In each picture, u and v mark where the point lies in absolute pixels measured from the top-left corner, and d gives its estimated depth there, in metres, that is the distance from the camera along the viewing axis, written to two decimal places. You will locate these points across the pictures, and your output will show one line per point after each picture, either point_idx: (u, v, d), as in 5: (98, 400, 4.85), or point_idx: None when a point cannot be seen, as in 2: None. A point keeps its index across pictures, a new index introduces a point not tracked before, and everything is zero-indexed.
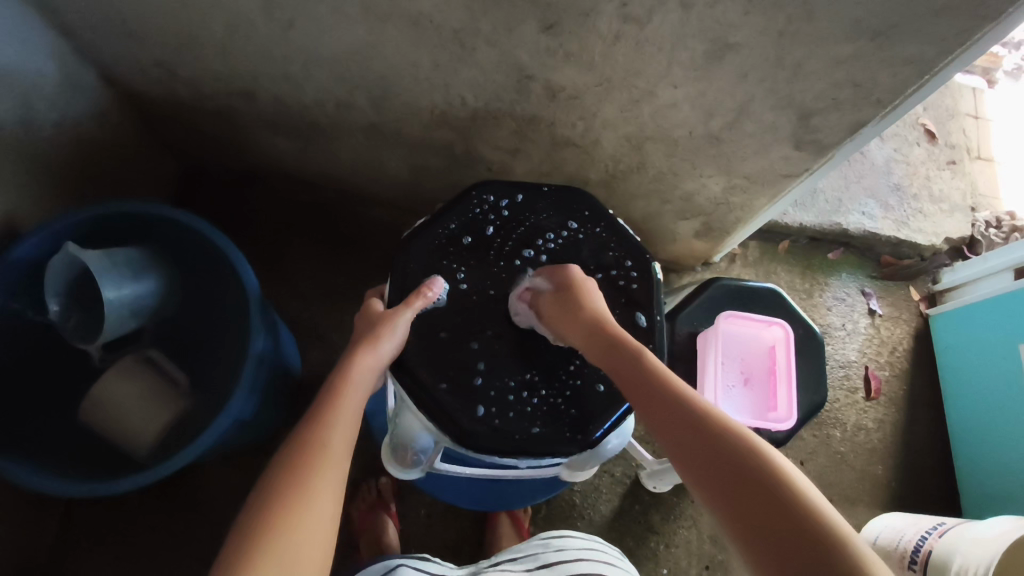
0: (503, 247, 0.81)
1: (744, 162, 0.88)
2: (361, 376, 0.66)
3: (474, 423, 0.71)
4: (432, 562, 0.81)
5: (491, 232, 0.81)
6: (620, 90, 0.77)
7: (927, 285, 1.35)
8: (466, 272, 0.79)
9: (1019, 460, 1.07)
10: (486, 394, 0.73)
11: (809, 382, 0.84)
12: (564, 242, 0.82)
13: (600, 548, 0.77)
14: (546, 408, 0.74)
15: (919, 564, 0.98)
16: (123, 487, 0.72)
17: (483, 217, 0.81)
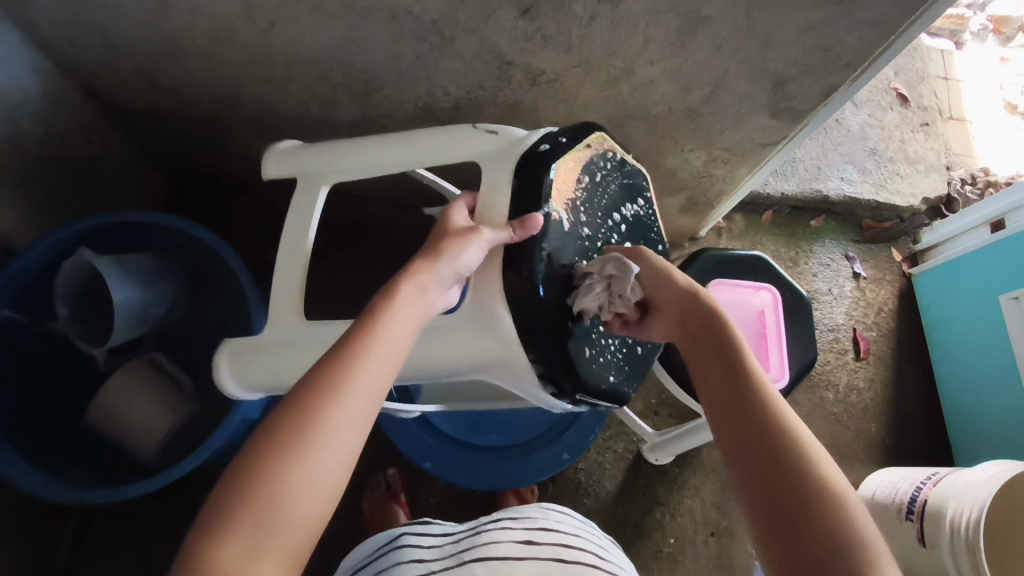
0: (601, 202, 0.74)
1: (724, 134, 0.90)
2: (402, 311, 0.55)
3: (586, 366, 0.68)
4: (434, 526, 0.83)
5: (597, 179, 0.73)
6: (600, 71, 0.79)
7: (907, 246, 1.38)
8: (583, 216, 0.71)
9: (1005, 407, 1.11)
10: (587, 335, 0.69)
11: (797, 345, 0.86)
12: (632, 215, 0.78)
13: (594, 532, 0.79)
14: (614, 358, 0.73)
15: (914, 513, 1.01)
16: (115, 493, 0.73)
17: (596, 162, 0.73)
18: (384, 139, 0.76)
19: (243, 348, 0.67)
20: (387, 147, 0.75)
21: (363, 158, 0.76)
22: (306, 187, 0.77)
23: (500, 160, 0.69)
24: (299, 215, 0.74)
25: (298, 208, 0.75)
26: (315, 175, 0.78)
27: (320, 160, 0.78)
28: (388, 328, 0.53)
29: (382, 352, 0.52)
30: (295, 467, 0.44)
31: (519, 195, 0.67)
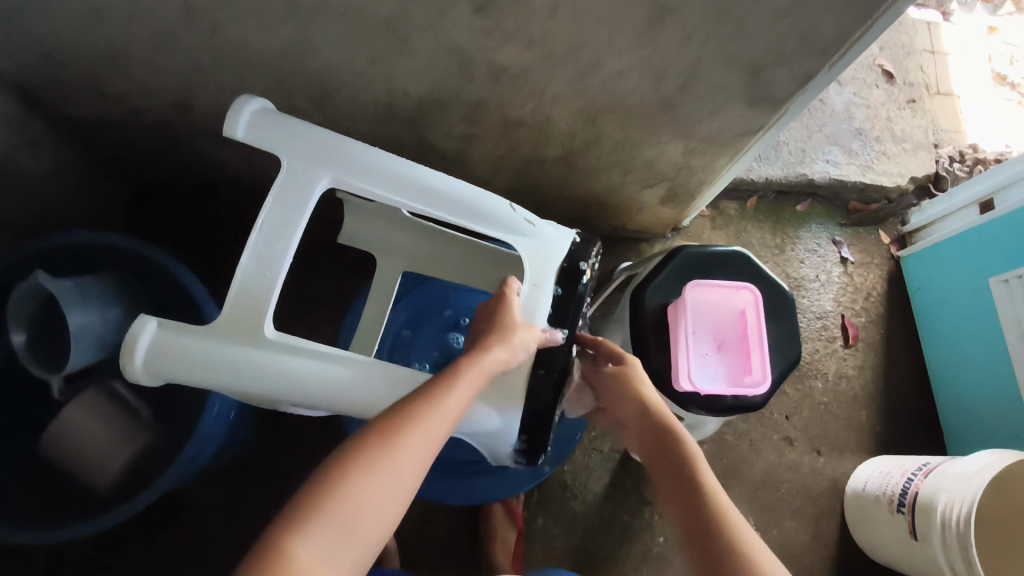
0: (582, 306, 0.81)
1: (700, 125, 0.86)
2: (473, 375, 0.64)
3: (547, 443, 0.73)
4: None
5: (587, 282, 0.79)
6: (566, 65, 0.74)
7: (895, 227, 1.35)
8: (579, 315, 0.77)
9: (997, 392, 1.09)
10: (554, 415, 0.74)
11: (779, 341, 0.84)
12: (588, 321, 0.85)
13: None
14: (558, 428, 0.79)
15: (905, 506, 1.00)
16: (44, 538, 0.70)
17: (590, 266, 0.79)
18: (397, 168, 0.71)
19: (170, 332, 0.62)
20: (398, 183, 0.71)
21: (367, 175, 0.70)
22: (297, 178, 0.69)
23: (541, 264, 0.75)
24: (289, 217, 0.68)
25: (289, 208, 0.68)
26: (311, 163, 0.69)
27: (320, 149, 0.70)
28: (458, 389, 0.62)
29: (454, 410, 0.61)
30: (364, 492, 0.55)
31: (554, 311, 0.74)
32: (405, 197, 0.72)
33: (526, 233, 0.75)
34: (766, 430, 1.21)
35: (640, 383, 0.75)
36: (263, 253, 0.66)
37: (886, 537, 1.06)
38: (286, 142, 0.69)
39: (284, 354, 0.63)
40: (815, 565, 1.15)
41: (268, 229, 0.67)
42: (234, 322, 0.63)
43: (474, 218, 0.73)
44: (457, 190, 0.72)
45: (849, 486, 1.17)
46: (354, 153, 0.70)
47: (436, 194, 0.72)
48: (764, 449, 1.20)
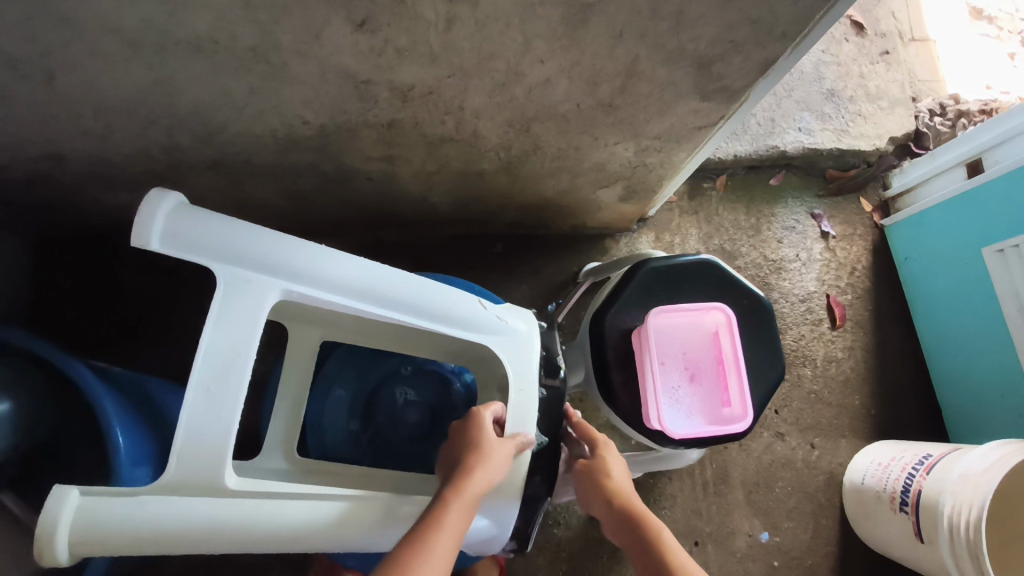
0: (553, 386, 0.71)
1: (650, 124, 0.75)
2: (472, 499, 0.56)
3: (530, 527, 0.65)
4: None
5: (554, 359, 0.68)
6: (482, 77, 0.63)
7: (877, 193, 1.25)
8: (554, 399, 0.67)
9: (997, 369, 1.01)
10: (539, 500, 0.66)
11: (753, 364, 0.75)
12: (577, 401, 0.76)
13: None
14: None
15: (908, 505, 0.93)
16: None
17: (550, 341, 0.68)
18: (365, 272, 0.55)
19: (101, 503, 0.48)
20: (370, 292, 0.55)
21: (329, 283, 0.54)
22: (243, 291, 0.51)
23: (519, 361, 0.63)
24: (238, 344, 0.50)
25: (234, 335, 0.50)
26: (258, 272, 0.51)
27: (268, 251, 0.52)
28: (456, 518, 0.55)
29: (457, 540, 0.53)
30: None
31: (542, 412, 0.64)
32: (377, 304, 0.56)
33: (497, 328, 0.62)
34: (756, 428, 1.12)
35: (612, 467, 0.73)
36: (212, 392, 0.49)
37: (891, 535, 0.99)
38: (223, 245, 0.51)
39: (250, 514, 0.50)
40: (818, 565, 1.08)
41: (217, 365, 0.49)
42: (178, 481, 0.49)
43: (451, 322, 0.60)
44: (431, 294, 0.59)
45: (846, 479, 1.09)
46: (308, 256, 0.53)
47: (411, 300, 0.57)
48: (756, 448, 1.11)
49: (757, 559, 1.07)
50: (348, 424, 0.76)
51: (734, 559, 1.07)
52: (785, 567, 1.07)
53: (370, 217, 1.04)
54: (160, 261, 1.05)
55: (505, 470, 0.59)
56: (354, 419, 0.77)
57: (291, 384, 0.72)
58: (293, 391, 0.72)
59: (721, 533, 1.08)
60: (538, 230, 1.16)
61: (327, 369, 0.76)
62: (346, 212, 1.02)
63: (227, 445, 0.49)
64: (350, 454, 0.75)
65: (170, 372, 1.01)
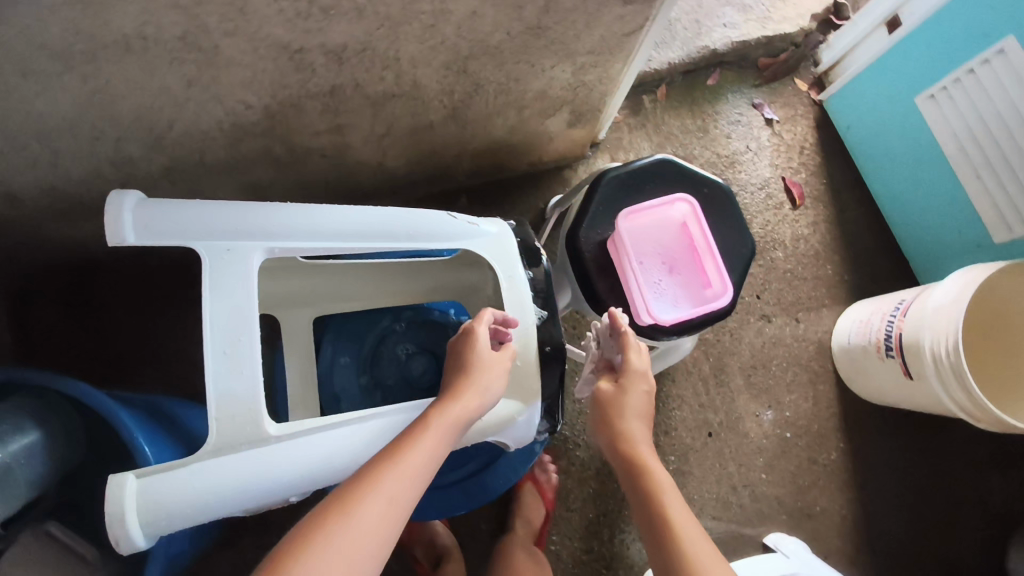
0: None
1: (581, 39, 0.77)
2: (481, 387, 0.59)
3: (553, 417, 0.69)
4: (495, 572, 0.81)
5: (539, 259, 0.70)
6: (411, 22, 0.64)
7: (809, 71, 1.29)
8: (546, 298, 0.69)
9: (948, 208, 1.07)
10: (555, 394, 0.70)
11: (725, 244, 0.79)
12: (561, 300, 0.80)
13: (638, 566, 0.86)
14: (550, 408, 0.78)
15: (893, 349, 0.99)
16: None
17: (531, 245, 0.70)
18: (334, 214, 0.57)
19: (161, 480, 0.48)
20: (346, 231, 0.57)
21: (304, 233, 0.55)
22: (228, 261, 0.52)
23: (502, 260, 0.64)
24: (238, 307, 0.51)
25: (230, 301, 0.51)
26: (235, 239, 0.52)
27: (238, 219, 0.53)
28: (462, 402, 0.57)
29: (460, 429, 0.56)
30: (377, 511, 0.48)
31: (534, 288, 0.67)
32: (358, 242, 0.58)
33: (478, 236, 0.64)
34: (742, 315, 1.17)
35: (630, 397, 0.71)
36: (230, 352, 0.51)
37: (884, 382, 1.05)
38: (195, 226, 0.52)
39: (300, 453, 0.52)
40: (824, 428, 1.15)
41: (225, 330, 0.51)
42: (228, 440, 0.50)
43: (433, 240, 0.61)
44: (404, 217, 0.60)
45: (834, 343, 1.15)
46: (276, 215, 0.55)
47: (389, 227, 0.59)
48: (747, 334, 1.16)
49: (769, 435, 1.13)
50: (357, 380, 0.78)
51: (748, 440, 1.13)
52: (796, 437, 1.14)
53: (333, 194, 1.05)
54: (136, 286, 1.04)
55: (501, 385, 0.60)
56: (364, 377, 0.79)
57: (295, 360, 0.75)
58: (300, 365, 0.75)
59: (731, 420, 1.13)
60: (499, 176, 1.17)
61: (329, 338, 0.79)
62: (307, 194, 1.03)
63: (259, 389, 0.51)
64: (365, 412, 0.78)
65: (175, 389, 1.02)
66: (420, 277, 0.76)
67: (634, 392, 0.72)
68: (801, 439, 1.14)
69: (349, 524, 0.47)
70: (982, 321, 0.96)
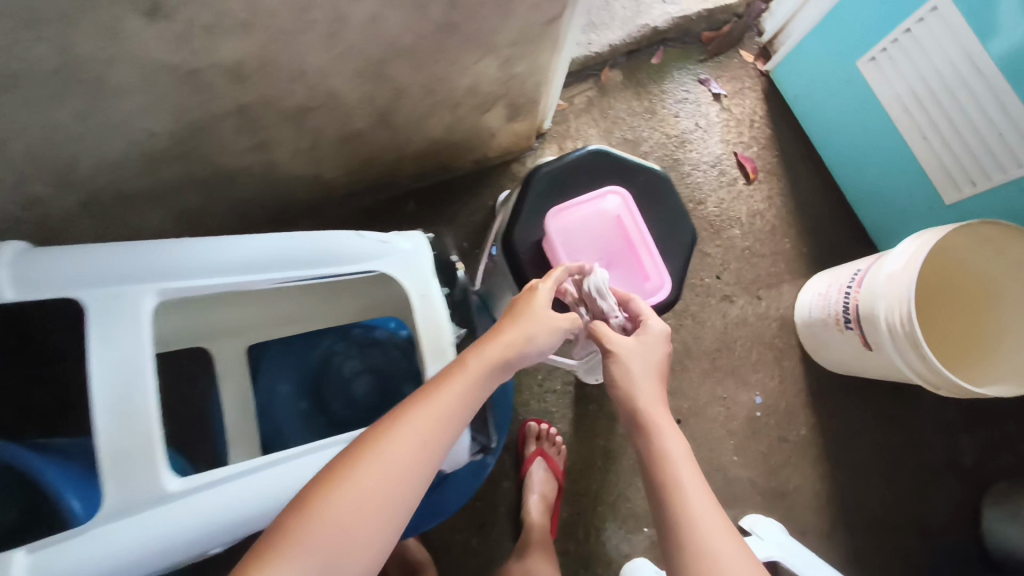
0: None
1: (499, 33, 0.73)
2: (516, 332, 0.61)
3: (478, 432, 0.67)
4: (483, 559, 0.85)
5: None
6: (308, 33, 0.61)
7: (754, 42, 1.26)
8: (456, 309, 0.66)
9: (897, 173, 1.05)
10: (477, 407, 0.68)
11: (667, 235, 0.77)
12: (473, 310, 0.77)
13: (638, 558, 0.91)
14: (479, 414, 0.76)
15: (851, 321, 0.98)
16: None
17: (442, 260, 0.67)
18: (235, 245, 0.54)
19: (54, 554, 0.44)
20: (241, 264, 0.54)
21: (200, 269, 0.52)
22: (118, 308, 0.48)
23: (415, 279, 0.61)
24: (131, 359, 0.48)
25: (120, 352, 0.47)
26: (124, 284, 0.49)
27: (126, 262, 0.49)
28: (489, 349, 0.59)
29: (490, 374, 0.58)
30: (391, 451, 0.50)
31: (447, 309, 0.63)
32: (263, 272, 0.55)
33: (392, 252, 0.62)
34: (703, 298, 1.16)
35: (645, 353, 0.68)
36: (122, 409, 0.47)
37: (846, 354, 1.04)
38: (77, 273, 0.48)
39: (214, 502, 0.50)
40: (793, 404, 1.14)
41: (115, 385, 0.47)
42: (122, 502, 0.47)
43: (343, 262, 0.59)
44: (306, 245, 0.57)
45: (797, 317, 1.15)
46: (168, 252, 0.52)
47: (290, 257, 0.56)
48: (709, 317, 1.15)
49: (737, 416, 1.13)
50: (297, 405, 0.77)
51: (718, 424, 1.12)
52: (765, 416, 1.13)
53: (273, 212, 1.02)
54: None
55: (548, 335, 0.62)
56: (304, 400, 0.77)
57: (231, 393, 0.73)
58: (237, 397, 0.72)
59: (699, 405, 1.12)
60: (445, 177, 1.14)
61: (265, 366, 0.76)
62: (245, 214, 0.99)
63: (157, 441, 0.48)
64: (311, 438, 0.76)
65: None
66: (349, 296, 0.74)
67: (652, 347, 0.68)
68: (770, 418, 1.13)
69: (378, 458, 0.50)
70: (939, 289, 0.96)
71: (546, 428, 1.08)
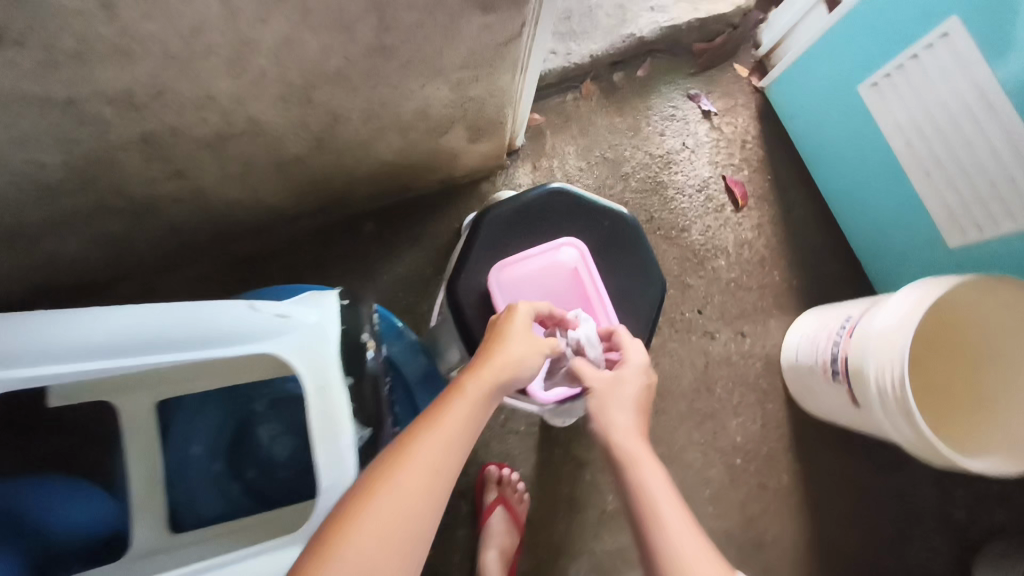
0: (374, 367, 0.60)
1: (446, 55, 0.64)
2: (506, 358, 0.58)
3: None
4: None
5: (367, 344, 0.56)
6: (206, 58, 0.52)
7: (750, 55, 1.16)
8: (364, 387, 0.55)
9: (896, 210, 0.97)
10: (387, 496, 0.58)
11: (628, 290, 0.71)
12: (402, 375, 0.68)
13: None
14: None
15: (840, 373, 0.90)
16: None
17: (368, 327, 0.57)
18: (75, 322, 0.43)
19: None
20: (110, 348, 0.43)
21: (60, 352, 0.41)
22: None
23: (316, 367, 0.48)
24: None
25: None
26: None
27: None
28: (479, 378, 0.55)
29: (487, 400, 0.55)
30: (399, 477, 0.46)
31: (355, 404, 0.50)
32: (128, 355, 0.44)
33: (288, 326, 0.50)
34: (682, 333, 1.08)
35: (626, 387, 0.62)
36: None
37: (833, 404, 0.96)
38: None
39: None
40: (775, 450, 1.06)
41: None
42: None
43: (221, 340, 0.47)
44: (188, 324, 0.46)
45: (783, 358, 1.06)
46: (20, 328, 0.41)
47: (172, 339, 0.46)
48: (688, 354, 1.07)
49: (715, 463, 1.05)
50: (210, 467, 0.70)
51: (693, 470, 1.04)
52: (745, 463, 1.05)
53: (214, 233, 0.94)
54: None
55: (534, 356, 0.59)
56: (217, 462, 0.71)
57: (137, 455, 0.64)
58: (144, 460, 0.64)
59: (674, 450, 1.05)
60: (408, 196, 1.05)
61: (177, 427, 0.68)
62: (181, 237, 0.91)
63: None
64: (225, 505, 0.69)
65: None
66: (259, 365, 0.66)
67: (630, 383, 0.63)
68: (750, 465, 1.05)
69: (387, 484, 0.45)
70: (930, 347, 0.88)
71: (508, 471, 1.00)
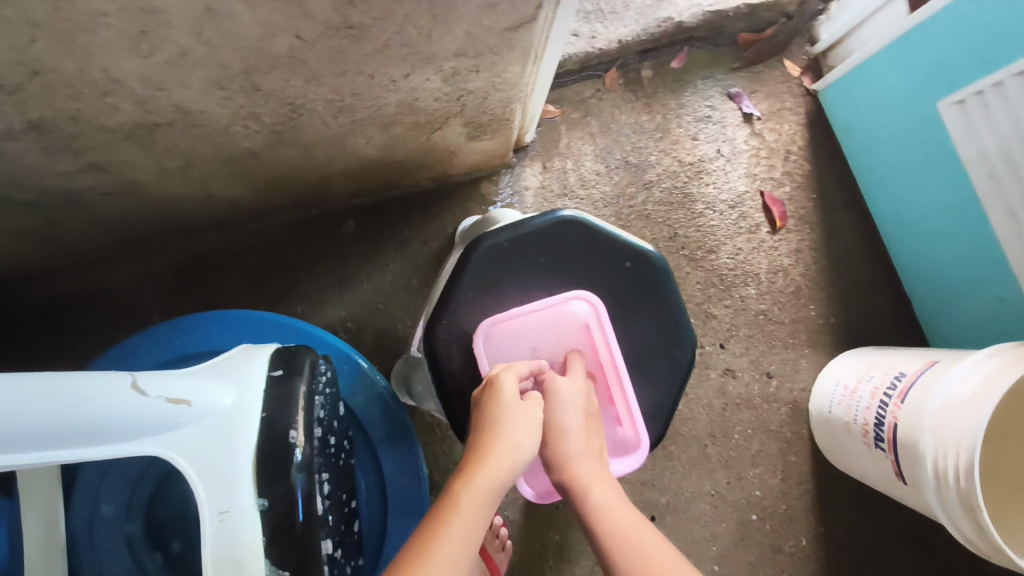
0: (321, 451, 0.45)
1: (436, 38, 0.49)
2: (495, 444, 0.48)
3: None
4: None
5: (311, 431, 0.42)
6: (93, 30, 0.37)
7: (803, 51, 1.01)
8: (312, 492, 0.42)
9: (969, 252, 0.82)
10: None
11: (646, 350, 0.60)
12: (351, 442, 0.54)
13: None
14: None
15: (885, 441, 0.76)
16: None
17: (311, 407, 0.42)
18: None
19: None
20: None
21: None
22: None
23: (223, 475, 0.35)
24: None
25: None
26: None
27: None
28: (464, 479, 0.46)
29: (482, 502, 0.45)
30: None
31: (278, 524, 0.37)
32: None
33: (182, 420, 0.36)
34: (699, 369, 0.94)
35: (559, 414, 0.52)
36: None
37: (870, 470, 0.83)
38: None
39: None
40: (794, 508, 0.94)
41: None
42: None
43: (96, 440, 0.32)
44: (65, 407, 0.31)
45: (813, 406, 0.93)
46: None
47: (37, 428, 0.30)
48: (704, 394, 0.94)
49: (725, 519, 0.92)
50: (123, 530, 0.56)
51: (700, 526, 0.92)
52: (761, 520, 0.93)
53: (162, 228, 0.80)
54: None
55: (532, 438, 0.49)
56: (133, 522, 0.56)
57: (34, 521, 0.48)
58: (39, 526, 0.48)
59: (679, 502, 0.92)
60: (395, 193, 0.91)
61: (83, 479, 0.55)
62: (124, 230, 0.77)
63: None
64: None
65: None
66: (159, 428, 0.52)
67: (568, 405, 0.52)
68: (766, 522, 0.93)
69: None
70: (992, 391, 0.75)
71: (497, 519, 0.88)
